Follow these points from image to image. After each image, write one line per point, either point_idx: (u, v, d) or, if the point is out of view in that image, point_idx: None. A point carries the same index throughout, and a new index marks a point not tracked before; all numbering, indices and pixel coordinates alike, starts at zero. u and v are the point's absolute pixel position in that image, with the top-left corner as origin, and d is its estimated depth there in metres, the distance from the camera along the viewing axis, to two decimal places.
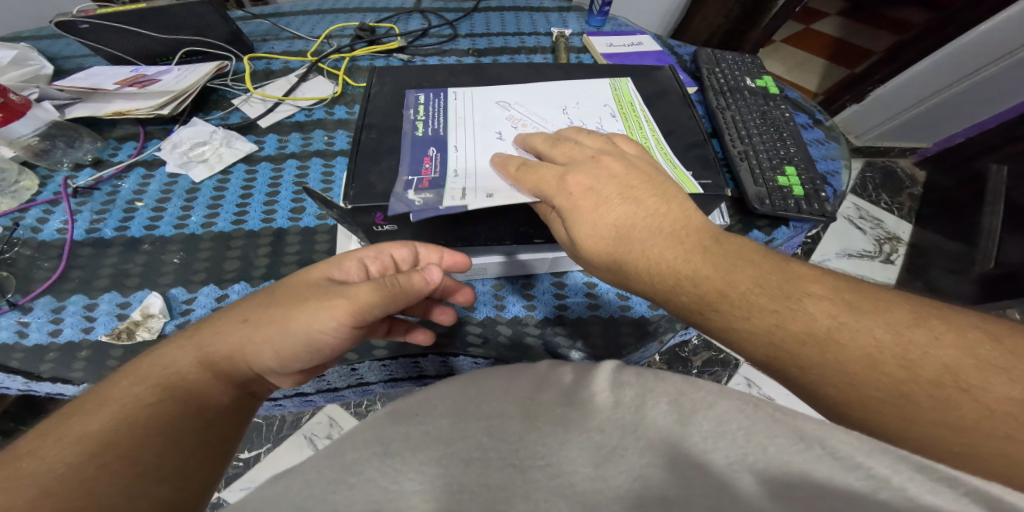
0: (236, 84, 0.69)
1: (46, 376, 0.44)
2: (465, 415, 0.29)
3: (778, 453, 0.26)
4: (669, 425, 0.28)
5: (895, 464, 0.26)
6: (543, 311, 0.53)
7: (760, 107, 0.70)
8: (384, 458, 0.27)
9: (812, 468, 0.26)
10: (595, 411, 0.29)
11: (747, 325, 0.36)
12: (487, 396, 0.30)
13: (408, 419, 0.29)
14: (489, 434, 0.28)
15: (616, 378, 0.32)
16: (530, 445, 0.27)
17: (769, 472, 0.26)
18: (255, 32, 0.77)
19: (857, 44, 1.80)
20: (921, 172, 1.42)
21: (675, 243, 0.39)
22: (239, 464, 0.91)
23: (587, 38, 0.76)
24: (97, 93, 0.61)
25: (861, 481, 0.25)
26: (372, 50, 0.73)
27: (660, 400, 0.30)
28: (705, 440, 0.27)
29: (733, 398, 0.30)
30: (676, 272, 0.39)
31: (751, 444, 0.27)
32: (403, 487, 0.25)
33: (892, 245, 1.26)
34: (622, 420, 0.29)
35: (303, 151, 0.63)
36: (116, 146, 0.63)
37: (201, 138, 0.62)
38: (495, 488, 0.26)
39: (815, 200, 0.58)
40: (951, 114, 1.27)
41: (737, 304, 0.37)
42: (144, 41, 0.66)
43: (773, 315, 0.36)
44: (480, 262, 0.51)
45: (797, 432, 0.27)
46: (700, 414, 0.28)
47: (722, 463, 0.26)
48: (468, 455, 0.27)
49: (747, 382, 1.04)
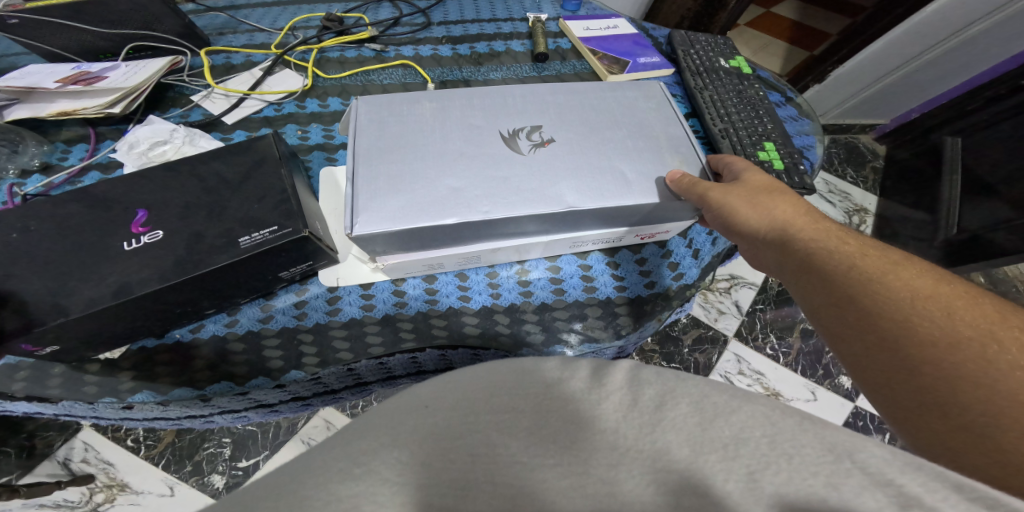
0: (195, 80, 0.63)
1: (21, 395, 0.44)
2: (475, 409, 0.26)
3: (805, 465, 0.22)
4: (686, 430, 0.24)
5: (929, 481, 0.22)
6: (541, 297, 0.52)
7: (736, 86, 0.71)
8: (390, 449, 0.24)
9: (840, 482, 0.22)
10: (600, 413, 0.26)
11: (868, 292, 0.40)
12: (500, 391, 0.27)
13: (411, 407, 0.27)
14: (500, 434, 0.25)
15: (634, 374, 0.28)
16: (538, 444, 0.25)
17: (791, 490, 0.22)
18: (211, 26, 0.72)
19: (817, 27, 1.85)
20: (881, 145, 1.50)
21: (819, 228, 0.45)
22: (237, 473, 0.89)
23: (564, 23, 0.75)
24: (36, 92, 0.55)
25: (888, 500, 0.21)
26: (341, 40, 0.70)
27: (680, 402, 0.26)
28: (724, 448, 0.23)
29: (759, 404, 0.25)
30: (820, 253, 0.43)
31: (775, 453, 0.23)
32: (407, 478, 0.23)
33: (860, 217, 1.35)
34: (639, 421, 0.25)
35: (301, 146, 0.58)
36: (66, 149, 0.56)
37: (159, 136, 0.54)
38: (502, 488, 0.23)
39: (794, 173, 0.59)
40: (907, 92, 1.31)
41: (856, 256, 0.42)
42: (84, 37, 0.60)
43: (912, 290, 0.39)
44: (475, 250, 0.48)
45: (826, 444, 0.23)
46: (721, 420, 0.25)
47: (739, 488, 0.22)
48: (475, 451, 0.24)
49: (735, 359, 1.07)
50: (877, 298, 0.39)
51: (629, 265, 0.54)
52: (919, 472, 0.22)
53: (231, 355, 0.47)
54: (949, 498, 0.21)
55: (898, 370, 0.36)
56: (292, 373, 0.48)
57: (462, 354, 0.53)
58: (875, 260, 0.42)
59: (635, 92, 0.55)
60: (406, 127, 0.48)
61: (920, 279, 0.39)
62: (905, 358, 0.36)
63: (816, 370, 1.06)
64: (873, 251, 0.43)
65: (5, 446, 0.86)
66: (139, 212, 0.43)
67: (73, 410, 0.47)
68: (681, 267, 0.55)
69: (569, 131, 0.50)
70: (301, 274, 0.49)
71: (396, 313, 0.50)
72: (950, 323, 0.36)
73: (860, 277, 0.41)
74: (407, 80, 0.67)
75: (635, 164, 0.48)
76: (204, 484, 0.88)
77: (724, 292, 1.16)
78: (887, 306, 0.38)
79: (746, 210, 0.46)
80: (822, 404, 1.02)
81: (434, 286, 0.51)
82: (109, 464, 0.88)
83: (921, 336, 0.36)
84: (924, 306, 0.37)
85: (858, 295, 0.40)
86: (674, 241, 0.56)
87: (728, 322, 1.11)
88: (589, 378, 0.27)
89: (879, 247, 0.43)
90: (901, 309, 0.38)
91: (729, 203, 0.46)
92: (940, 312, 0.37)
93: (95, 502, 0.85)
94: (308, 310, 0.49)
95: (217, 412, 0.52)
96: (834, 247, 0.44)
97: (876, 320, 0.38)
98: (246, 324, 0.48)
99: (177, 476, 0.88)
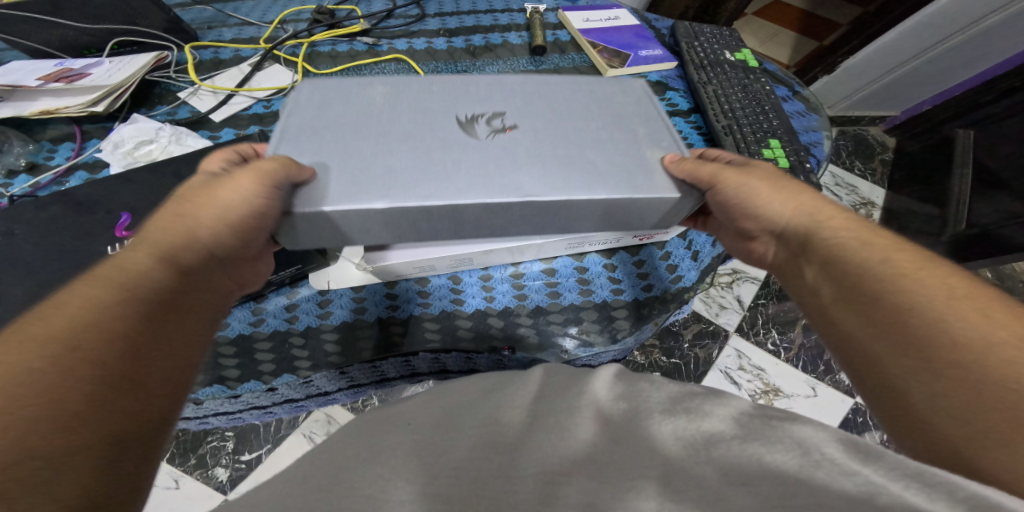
0: (181, 76, 0.62)
1: None
2: (458, 424, 0.25)
3: (775, 461, 0.21)
4: (667, 437, 0.23)
5: (891, 470, 0.20)
6: (536, 300, 0.51)
7: (741, 80, 0.68)
8: (374, 464, 0.23)
9: (810, 474, 0.21)
10: (578, 421, 0.25)
11: (885, 286, 0.35)
12: (481, 405, 0.26)
13: (383, 429, 0.25)
14: (479, 448, 0.23)
15: (619, 385, 0.27)
16: (522, 456, 0.23)
17: (766, 483, 0.21)
18: (199, 19, 0.70)
19: (827, 16, 1.80)
20: (890, 138, 1.47)
21: (844, 222, 0.41)
22: (240, 466, 0.89)
23: (563, 14, 0.72)
24: (19, 90, 0.54)
25: (855, 487, 0.20)
26: (332, 34, 0.68)
27: (655, 411, 0.25)
28: (696, 453, 0.22)
29: (728, 406, 0.25)
30: (841, 246, 0.39)
31: (747, 453, 0.22)
32: (388, 495, 0.21)
33: (867, 210, 1.32)
34: (616, 430, 0.24)
35: None
36: (52, 148, 0.55)
37: (144, 136, 0.53)
38: (484, 499, 0.21)
39: (800, 171, 0.57)
40: (919, 83, 1.28)
41: (891, 248, 0.37)
42: (67, 33, 0.59)
43: (937, 284, 0.34)
44: (467, 251, 0.47)
45: (795, 439, 0.22)
46: (695, 422, 0.24)
47: (716, 474, 0.21)
48: (457, 466, 0.23)
49: (736, 354, 1.06)
50: (894, 293, 0.34)
51: (626, 266, 0.53)
52: (879, 463, 0.20)
53: (222, 358, 0.47)
54: (906, 487, 0.19)
55: (911, 368, 0.32)
56: (283, 376, 0.47)
57: (455, 357, 0.52)
58: (903, 255, 0.37)
59: (614, 85, 0.52)
60: (344, 104, 0.46)
61: (951, 277, 0.34)
62: (919, 359, 0.31)
63: (817, 366, 1.04)
64: (900, 247, 0.38)
65: None
66: (123, 216, 0.42)
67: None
68: (680, 269, 0.53)
69: (532, 122, 0.47)
70: (294, 278, 0.48)
71: (388, 315, 0.49)
72: (957, 322, 0.31)
73: (886, 269, 0.36)
74: (400, 75, 0.65)
75: (607, 162, 0.44)
76: (207, 477, 0.88)
77: (726, 287, 1.14)
78: (908, 301, 0.33)
79: (762, 198, 0.44)
80: (824, 401, 1.00)
81: (427, 288, 0.51)
82: None
83: (934, 334, 0.31)
84: (945, 301, 0.32)
85: (872, 291, 0.35)
86: (673, 243, 0.55)
87: (729, 317, 1.10)
88: (570, 392, 0.27)
89: (909, 245, 0.38)
90: (916, 301, 0.33)
91: (749, 184, 0.44)
92: (961, 310, 0.32)
93: None
94: (299, 313, 0.49)
95: (211, 414, 0.52)
96: (866, 238, 0.39)
97: (891, 317, 0.34)
98: (237, 328, 0.47)
99: (182, 469, 0.88)
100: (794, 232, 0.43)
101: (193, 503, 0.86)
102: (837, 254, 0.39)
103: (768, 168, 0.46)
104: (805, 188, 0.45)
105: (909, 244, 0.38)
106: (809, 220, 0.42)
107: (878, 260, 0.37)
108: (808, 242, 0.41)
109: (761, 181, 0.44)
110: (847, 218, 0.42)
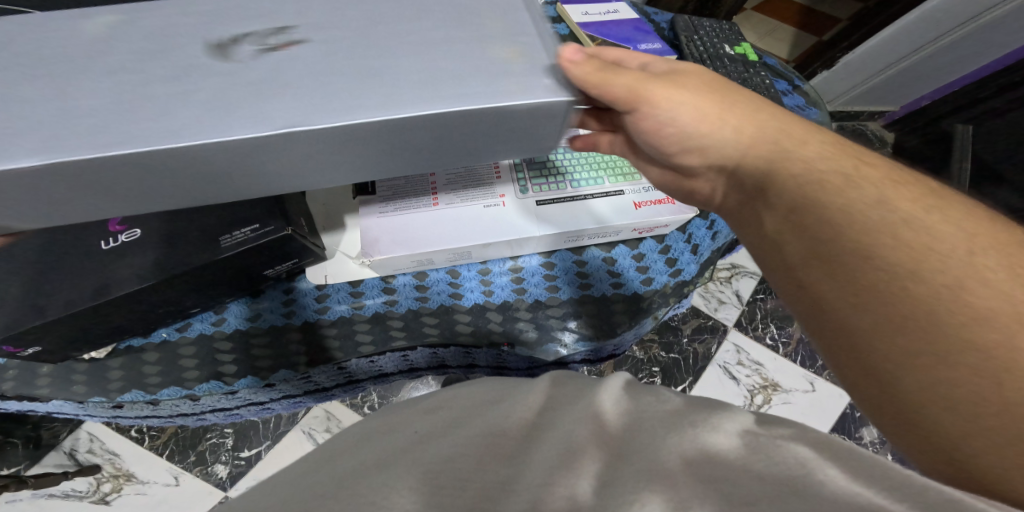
0: None
1: (12, 394, 0.44)
2: (460, 432, 0.25)
3: (774, 476, 0.21)
4: (668, 447, 0.23)
5: (891, 483, 0.20)
6: (535, 294, 0.51)
7: (741, 74, 0.68)
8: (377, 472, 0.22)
9: (812, 490, 0.20)
10: (579, 431, 0.24)
11: (853, 231, 0.28)
12: (484, 414, 0.26)
13: (389, 431, 0.26)
14: (482, 457, 0.23)
15: (624, 395, 0.27)
16: (527, 468, 0.22)
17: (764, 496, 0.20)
18: None
19: None
20: (889, 133, 1.47)
21: (806, 147, 0.33)
22: (240, 463, 0.89)
23: (561, 7, 0.72)
24: None
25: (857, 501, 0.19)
26: None
27: (657, 426, 0.25)
28: (698, 466, 0.22)
29: (735, 421, 0.24)
30: (804, 179, 0.31)
31: (746, 467, 0.21)
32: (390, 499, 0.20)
33: None
34: (617, 443, 0.24)
35: None
36: None
37: None
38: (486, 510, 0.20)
39: None
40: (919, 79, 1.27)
41: (885, 184, 0.29)
42: None
43: (928, 229, 0.27)
44: (464, 245, 0.46)
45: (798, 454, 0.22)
46: (697, 435, 0.24)
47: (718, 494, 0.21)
48: (460, 477, 0.22)
49: (735, 348, 1.06)
50: (868, 239, 0.27)
51: (625, 260, 0.53)
52: (882, 479, 0.20)
53: (219, 354, 0.47)
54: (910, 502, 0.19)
55: (883, 335, 0.25)
56: (282, 372, 0.47)
57: (454, 351, 0.52)
58: (876, 186, 0.29)
59: None
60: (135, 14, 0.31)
61: (937, 215, 0.27)
62: (892, 324, 0.25)
63: (814, 361, 1.05)
64: (871, 176, 0.30)
65: (10, 437, 0.86)
66: None
67: (63, 409, 0.47)
68: (679, 263, 0.53)
69: (346, 30, 0.30)
70: (291, 272, 0.48)
71: (386, 310, 0.49)
72: (959, 282, 0.24)
73: (855, 208, 0.28)
74: None
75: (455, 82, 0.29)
76: (207, 473, 0.88)
77: (726, 281, 1.13)
78: (877, 249, 0.26)
79: (702, 122, 0.35)
80: (822, 396, 1.01)
81: (425, 282, 0.50)
82: (114, 454, 0.89)
83: (912, 292, 0.25)
84: (928, 249, 0.25)
85: (840, 237, 0.28)
86: (673, 236, 0.54)
87: (728, 312, 1.10)
88: (575, 404, 0.27)
89: (883, 172, 0.31)
90: (909, 254, 0.26)
91: (686, 105, 0.35)
92: (954, 262, 0.25)
93: (104, 492, 0.86)
94: (297, 307, 0.48)
95: (209, 411, 0.52)
96: (847, 170, 0.31)
97: (860, 269, 0.27)
98: (233, 323, 0.47)
99: (181, 466, 0.88)
100: (749, 167, 0.34)
101: (195, 499, 0.86)
102: (798, 191, 0.31)
103: (708, 80, 0.37)
104: (759, 105, 0.36)
105: (883, 171, 0.31)
106: (769, 144, 0.34)
107: (846, 194, 0.29)
108: (765, 175, 0.33)
109: (699, 99, 0.35)
110: (804, 140, 0.33)
